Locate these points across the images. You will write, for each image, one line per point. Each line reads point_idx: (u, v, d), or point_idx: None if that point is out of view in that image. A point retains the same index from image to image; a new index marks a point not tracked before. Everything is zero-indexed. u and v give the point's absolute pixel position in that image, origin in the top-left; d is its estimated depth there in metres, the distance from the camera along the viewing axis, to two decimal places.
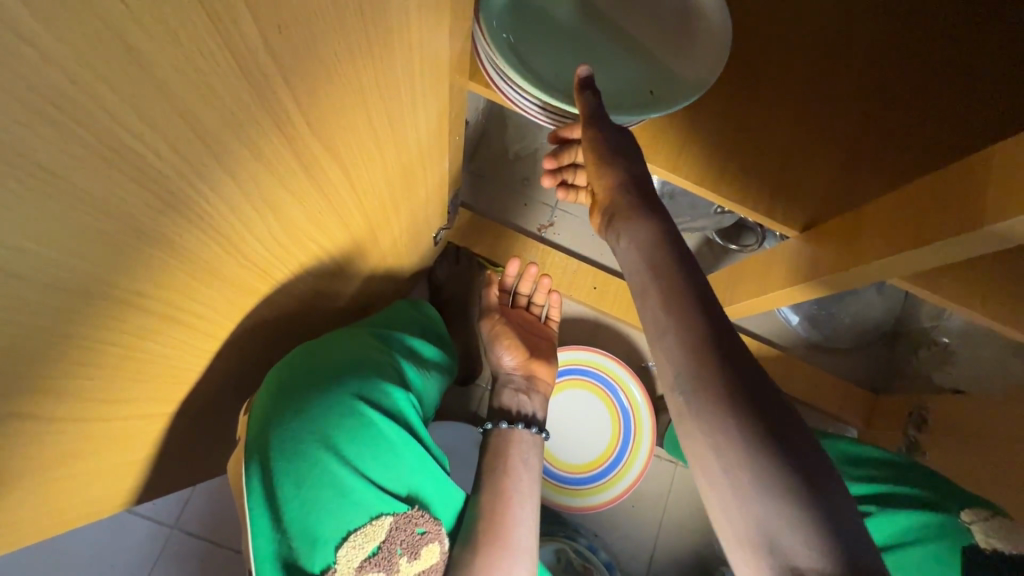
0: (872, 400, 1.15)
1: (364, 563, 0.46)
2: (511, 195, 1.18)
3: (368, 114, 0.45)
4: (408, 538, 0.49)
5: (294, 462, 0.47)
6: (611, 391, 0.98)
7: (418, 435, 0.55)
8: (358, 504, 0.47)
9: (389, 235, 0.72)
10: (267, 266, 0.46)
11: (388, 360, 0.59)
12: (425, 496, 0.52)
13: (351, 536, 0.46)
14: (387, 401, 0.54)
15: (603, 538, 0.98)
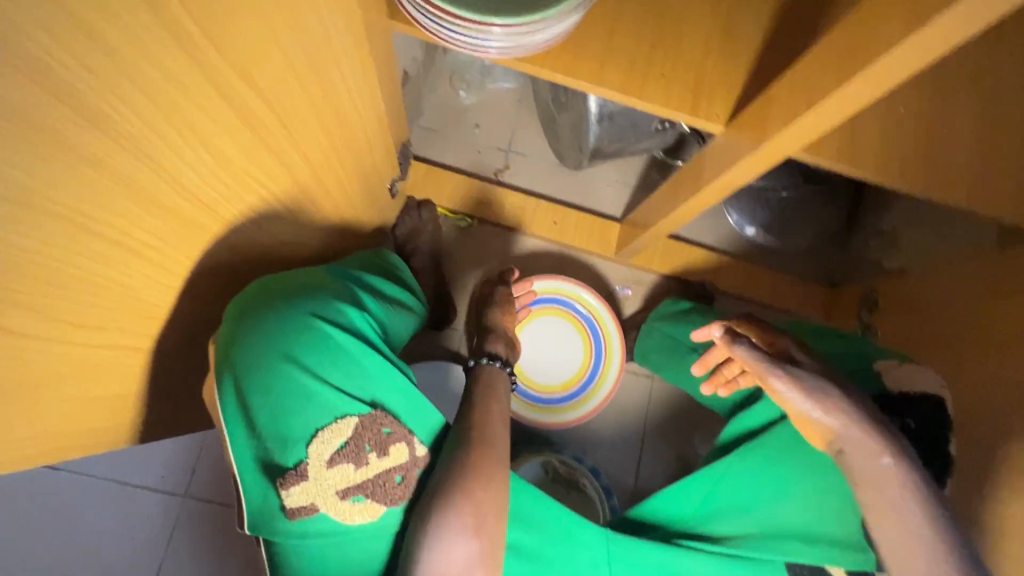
0: (831, 295, 1.21)
1: (334, 455, 0.54)
2: (463, 145, 1.21)
3: (284, 49, 0.48)
4: (376, 436, 0.55)
5: (258, 373, 0.54)
6: (580, 313, 1.03)
7: (380, 350, 0.60)
8: (322, 407, 0.54)
9: (339, 183, 0.76)
10: (215, 204, 0.50)
11: (346, 287, 0.63)
12: (389, 402, 0.57)
13: (319, 433, 0.53)
14: (345, 320, 0.59)
15: (590, 452, 1.05)
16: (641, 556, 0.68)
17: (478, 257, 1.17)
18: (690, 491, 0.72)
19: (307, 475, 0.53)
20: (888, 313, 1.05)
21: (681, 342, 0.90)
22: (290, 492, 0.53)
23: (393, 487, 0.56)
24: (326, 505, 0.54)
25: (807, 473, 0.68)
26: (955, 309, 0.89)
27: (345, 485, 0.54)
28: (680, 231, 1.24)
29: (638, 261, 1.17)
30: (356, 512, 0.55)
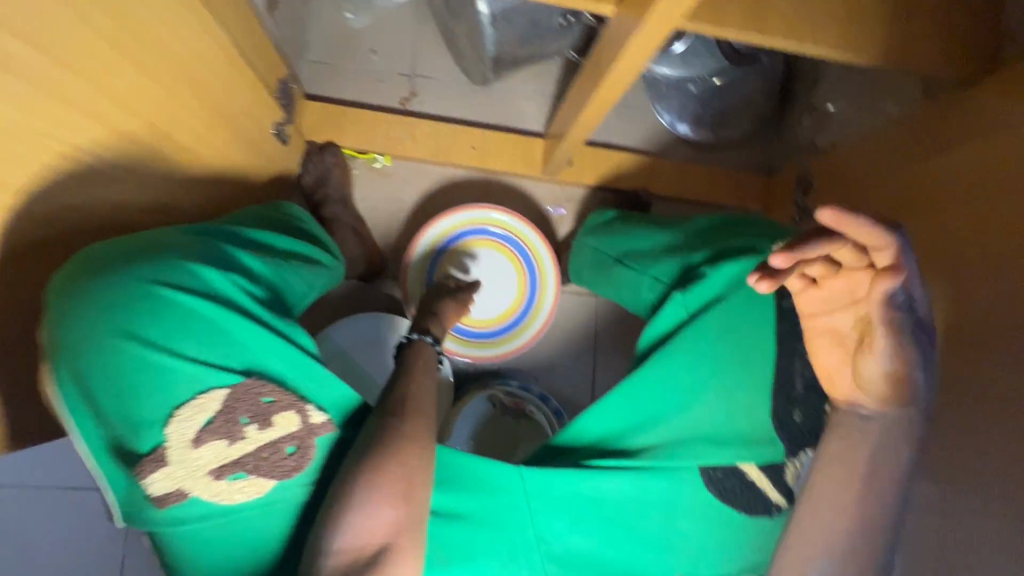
0: (768, 183, 1.17)
1: (201, 433, 0.50)
2: (360, 74, 1.09)
3: None
4: (254, 407, 0.51)
5: (96, 353, 0.49)
6: (511, 242, 0.98)
7: (247, 310, 0.54)
8: (174, 380, 0.49)
9: (192, 131, 0.67)
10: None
11: (205, 246, 0.57)
12: (265, 365, 0.52)
13: (179, 411, 0.49)
14: (199, 285, 0.53)
15: (542, 379, 1.03)
16: (554, 489, 0.57)
17: (397, 197, 1.09)
18: (608, 405, 0.61)
19: (168, 460, 0.49)
20: (823, 193, 1.02)
21: (607, 253, 0.78)
22: (152, 479, 0.49)
23: (283, 459, 0.52)
24: (197, 489, 0.50)
25: (717, 368, 0.60)
26: (886, 179, 0.86)
27: (218, 464, 0.50)
28: (609, 138, 1.17)
29: (566, 176, 1.11)
30: (236, 491, 0.51)
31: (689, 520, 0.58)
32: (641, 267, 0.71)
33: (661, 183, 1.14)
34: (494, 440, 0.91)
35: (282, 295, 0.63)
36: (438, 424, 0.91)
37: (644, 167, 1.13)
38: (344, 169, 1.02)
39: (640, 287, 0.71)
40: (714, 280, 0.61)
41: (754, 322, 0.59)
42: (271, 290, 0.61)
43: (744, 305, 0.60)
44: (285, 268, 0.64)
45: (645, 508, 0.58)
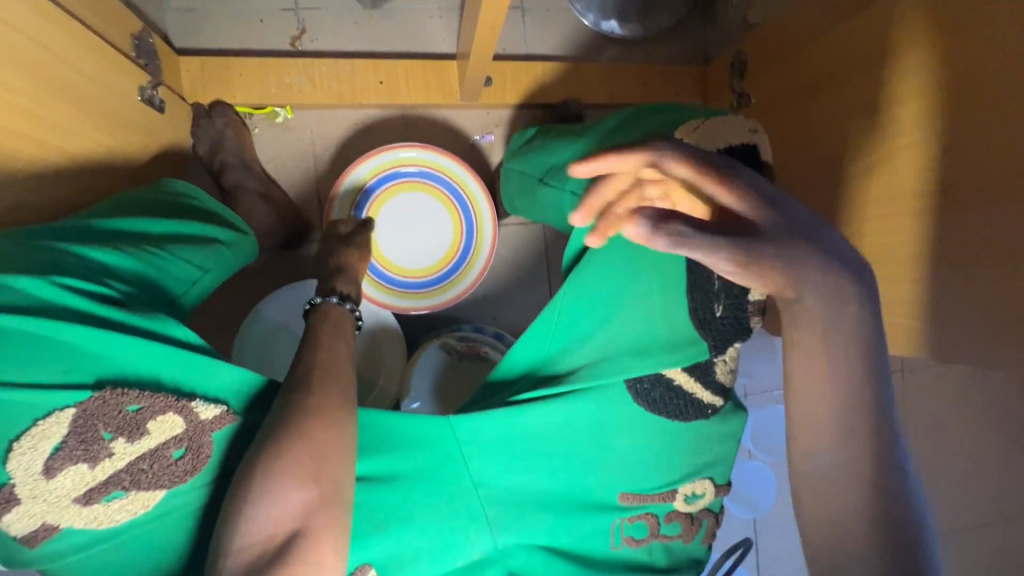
0: (704, 72, 1.10)
1: (50, 462, 0.45)
2: (237, 16, 0.96)
3: None
4: (117, 419, 0.47)
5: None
6: (433, 179, 0.90)
7: (93, 315, 0.48)
8: (9, 410, 0.44)
9: (27, 113, 0.57)
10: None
11: (22, 251, 0.49)
12: (130, 371, 0.48)
13: (17, 444, 0.44)
14: (20, 299, 0.46)
15: (498, 318, 1.00)
16: (486, 429, 0.58)
17: (308, 152, 1.00)
18: (532, 338, 0.59)
19: (20, 497, 0.45)
20: (758, 73, 0.95)
21: (531, 174, 0.70)
22: (9, 520, 0.45)
23: (171, 465, 0.49)
24: (68, 519, 0.47)
25: (634, 278, 0.57)
26: (819, 45, 0.80)
27: (85, 489, 0.47)
28: (530, 49, 1.07)
29: (489, 99, 1.01)
30: (117, 510, 0.48)
31: (623, 436, 0.60)
32: (560, 183, 0.65)
33: (593, 91, 1.05)
34: (456, 388, 0.89)
35: (154, 285, 0.57)
36: (396, 383, 0.88)
37: (572, 75, 1.04)
38: (239, 130, 0.92)
39: (564, 205, 0.65)
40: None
41: None
42: (136, 283, 0.55)
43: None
44: (151, 255, 0.57)
45: (579, 432, 0.60)
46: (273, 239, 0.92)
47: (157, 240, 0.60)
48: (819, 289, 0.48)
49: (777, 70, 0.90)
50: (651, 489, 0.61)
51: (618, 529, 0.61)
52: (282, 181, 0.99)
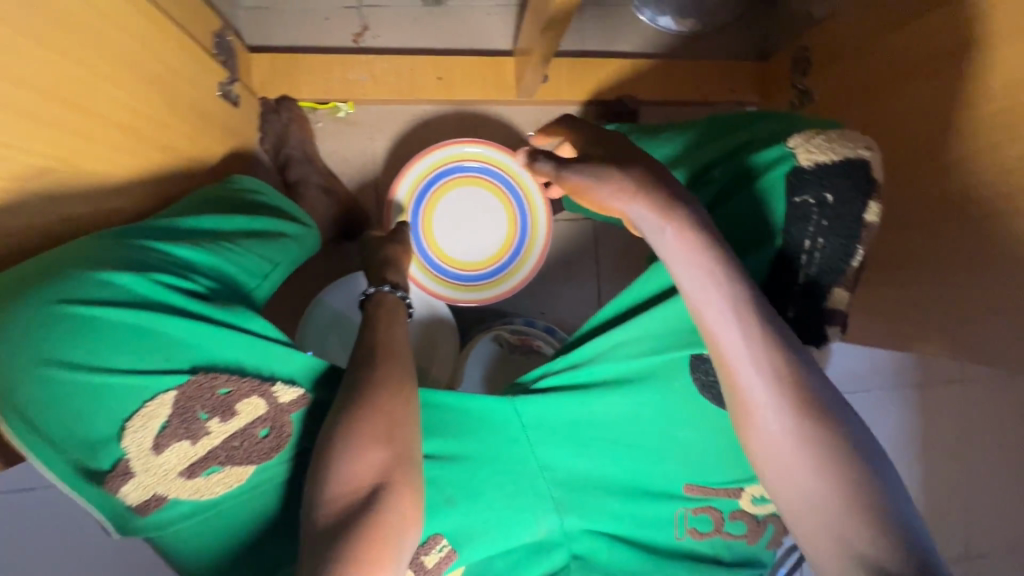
0: (763, 69, 1.08)
1: (158, 439, 0.49)
2: (303, 15, 1.00)
3: None
4: (212, 401, 0.51)
5: (28, 387, 0.46)
6: (491, 175, 0.92)
7: (184, 308, 0.52)
8: (119, 393, 0.48)
9: (129, 107, 0.61)
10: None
11: (120, 249, 0.53)
12: (217, 359, 0.51)
13: (129, 422, 0.48)
14: (118, 294, 0.49)
15: (548, 311, 1.01)
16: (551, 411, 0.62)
17: (367, 146, 1.03)
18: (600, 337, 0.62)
19: (134, 470, 0.49)
20: (823, 70, 0.93)
21: None
22: (125, 491, 0.49)
23: (259, 442, 0.53)
24: (173, 490, 0.50)
25: None
26: (892, 41, 0.77)
27: (188, 463, 0.50)
28: (583, 46, 1.07)
29: (544, 96, 1.02)
30: (215, 483, 0.52)
31: (690, 427, 0.60)
32: None
33: (648, 87, 1.04)
34: (506, 379, 0.90)
35: (234, 279, 0.61)
36: (449, 372, 0.91)
37: (628, 71, 1.03)
38: (304, 124, 0.95)
39: None
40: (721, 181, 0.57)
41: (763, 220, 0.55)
42: (219, 277, 0.59)
43: (750, 203, 0.55)
44: (231, 250, 0.61)
45: (645, 424, 0.61)
46: (333, 231, 0.95)
47: (232, 235, 0.64)
48: (690, 276, 0.50)
49: (844, 67, 0.87)
50: (719, 483, 0.60)
51: (682, 518, 0.62)
52: (342, 175, 1.02)
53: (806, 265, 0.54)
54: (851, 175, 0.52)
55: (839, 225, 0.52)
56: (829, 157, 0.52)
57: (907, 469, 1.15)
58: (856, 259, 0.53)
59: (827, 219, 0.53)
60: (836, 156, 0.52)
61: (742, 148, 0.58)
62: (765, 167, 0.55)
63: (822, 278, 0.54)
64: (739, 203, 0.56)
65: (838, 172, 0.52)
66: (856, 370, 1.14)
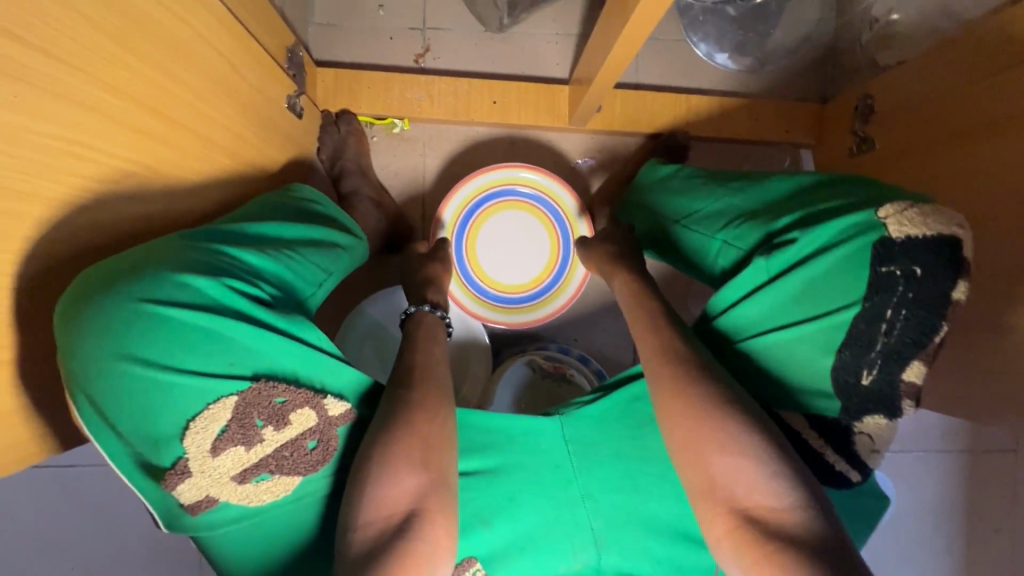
0: (821, 112, 1.06)
1: (217, 442, 0.50)
2: (369, 32, 1.03)
3: None
4: (268, 409, 0.52)
5: (101, 382, 0.48)
6: (538, 201, 0.93)
7: (252, 315, 0.54)
8: (185, 394, 0.49)
9: (208, 117, 0.65)
10: (22, 187, 0.43)
11: (198, 253, 0.56)
12: (276, 368, 0.53)
13: (193, 424, 0.50)
14: (194, 296, 0.52)
15: (582, 340, 1.01)
16: (599, 433, 0.65)
17: (418, 162, 1.05)
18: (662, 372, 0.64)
19: (191, 471, 0.50)
20: (885, 119, 0.91)
21: (667, 217, 0.75)
22: (181, 489, 0.50)
23: (306, 454, 0.54)
24: (225, 494, 0.52)
25: (778, 325, 0.58)
26: (963, 96, 0.75)
27: (240, 469, 0.52)
28: (639, 79, 1.08)
29: (596, 125, 1.03)
30: (263, 491, 0.53)
31: None
32: (707, 231, 0.69)
33: (701, 124, 1.04)
34: (536, 405, 0.90)
35: (292, 287, 0.63)
36: (480, 393, 0.91)
37: (683, 106, 1.03)
38: (360, 138, 0.98)
39: (711, 252, 0.68)
40: (803, 243, 0.57)
41: (844, 285, 0.55)
42: (280, 285, 0.62)
43: (833, 267, 0.55)
44: (293, 259, 0.64)
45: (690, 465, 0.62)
46: (379, 243, 0.97)
47: (293, 244, 0.67)
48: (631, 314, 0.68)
49: (908, 119, 0.85)
50: None
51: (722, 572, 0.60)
52: (392, 189, 1.05)
53: (886, 335, 0.53)
54: (941, 251, 0.50)
55: (925, 298, 0.52)
56: (919, 232, 0.51)
57: (947, 539, 1.09)
58: (939, 335, 0.52)
59: (913, 292, 0.52)
60: (926, 232, 0.51)
61: (825, 212, 0.58)
62: (848, 234, 0.55)
63: (904, 350, 0.52)
64: (820, 265, 0.56)
65: (929, 248, 0.51)
66: (901, 429, 1.09)
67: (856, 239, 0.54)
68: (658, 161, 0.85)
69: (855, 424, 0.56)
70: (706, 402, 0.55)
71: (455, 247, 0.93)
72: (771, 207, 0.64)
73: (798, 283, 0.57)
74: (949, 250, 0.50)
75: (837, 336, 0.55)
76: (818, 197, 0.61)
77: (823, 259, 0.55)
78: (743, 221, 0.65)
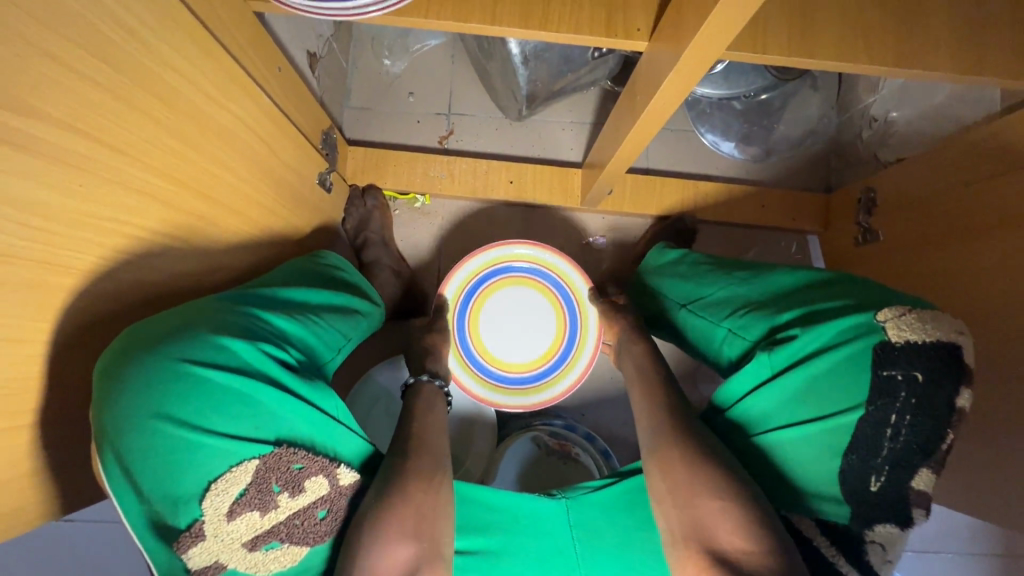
0: (826, 201, 1.10)
1: (234, 505, 0.51)
2: (398, 116, 1.12)
3: (90, 80, 0.45)
4: (285, 475, 0.53)
5: (130, 438, 0.49)
6: (542, 278, 0.93)
7: (278, 379, 0.56)
8: (210, 455, 0.50)
9: (245, 194, 0.70)
10: (80, 263, 0.47)
11: (233, 316, 0.59)
12: (296, 434, 0.55)
13: (213, 485, 0.50)
14: (226, 358, 0.54)
15: (591, 415, 1.01)
16: (604, 519, 0.65)
17: (437, 235, 1.10)
18: None
19: (205, 534, 0.50)
20: (889, 212, 0.93)
21: (673, 300, 0.77)
22: (192, 553, 0.50)
23: (316, 523, 0.55)
24: (234, 560, 0.52)
25: (786, 418, 0.58)
26: (962, 194, 0.78)
27: (252, 535, 0.52)
28: (649, 164, 1.14)
29: (607, 206, 1.07)
30: (271, 560, 0.53)
31: None
32: (713, 318, 0.70)
33: (710, 208, 1.08)
34: (540, 483, 0.89)
35: (314, 352, 0.66)
36: (484, 466, 0.91)
37: (691, 191, 1.08)
38: (384, 209, 1.04)
39: (717, 340, 0.70)
40: (806, 340, 0.58)
41: (853, 381, 0.55)
42: (303, 350, 0.65)
43: (837, 366, 0.56)
44: (316, 325, 0.67)
45: None
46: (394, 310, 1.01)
47: (317, 309, 0.70)
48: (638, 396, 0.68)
49: (909, 212, 0.88)
50: None
51: None
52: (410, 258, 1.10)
53: (892, 440, 0.53)
54: (940, 358, 0.53)
55: (928, 405, 0.53)
56: (924, 337, 0.53)
57: None
58: (945, 442, 0.53)
59: (915, 398, 0.53)
60: (929, 338, 0.53)
61: (827, 310, 0.60)
62: (850, 336, 0.56)
63: (912, 457, 0.53)
64: (823, 364, 0.57)
65: (930, 354, 0.53)
66: (927, 530, 1.02)
67: (857, 340, 0.56)
68: (665, 244, 0.87)
69: (867, 532, 0.55)
70: (714, 487, 0.54)
71: (461, 328, 0.92)
72: (775, 298, 0.66)
73: (802, 380, 0.58)
74: (950, 356, 0.53)
75: (844, 438, 0.55)
76: (820, 293, 0.63)
77: (827, 357, 0.56)
78: (750, 310, 0.67)
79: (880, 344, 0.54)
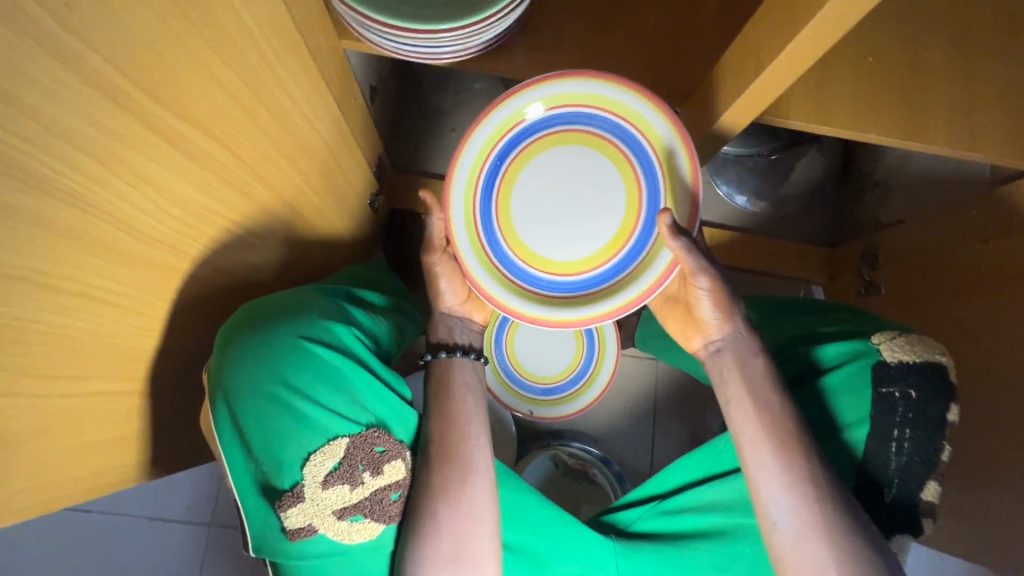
0: (830, 254, 1.18)
1: (329, 476, 0.54)
2: (439, 148, 1.21)
3: (231, 98, 0.52)
4: (368, 456, 0.56)
5: (248, 400, 0.54)
6: (593, 126, 0.64)
7: (366, 362, 0.62)
8: (314, 426, 0.55)
9: (313, 205, 0.77)
10: (191, 253, 0.53)
11: (335, 305, 0.65)
12: (380, 417, 0.59)
13: (312, 456, 0.54)
14: (331, 338, 0.60)
15: (605, 439, 1.05)
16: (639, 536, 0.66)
17: None
18: (684, 466, 0.69)
19: (304, 497, 0.54)
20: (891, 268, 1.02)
21: None
22: (289, 513, 0.54)
23: (389, 504, 0.58)
24: (324, 526, 0.55)
25: None
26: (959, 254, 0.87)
27: (342, 505, 0.55)
28: None
29: None
30: (354, 531, 0.56)
31: None
32: None
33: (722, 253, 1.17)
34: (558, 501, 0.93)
35: (386, 344, 0.71)
36: None
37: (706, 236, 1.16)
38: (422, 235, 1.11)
39: None
40: (810, 357, 0.67)
41: (857, 398, 0.62)
42: (379, 342, 0.70)
43: (840, 384, 0.63)
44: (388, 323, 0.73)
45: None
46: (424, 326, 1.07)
47: (386, 310, 0.76)
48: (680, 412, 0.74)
49: (907, 268, 0.97)
50: None
51: None
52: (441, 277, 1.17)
53: (896, 454, 0.59)
54: (932, 375, 0.60)
55: (924, 419, 0.60)
56: (912, 356, 0.60)
57: None
58: (943, 453, 0.59)
59: (913, 412, 0.60)
60: (916, 357, 0.60)
61: (827, 334, 0.68)
62: (847, 357, 0.64)
63: (916, 469, 0.59)
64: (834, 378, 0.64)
65: (922, 372, 0.60)
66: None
67: (856, 360, 0.63)
68: None
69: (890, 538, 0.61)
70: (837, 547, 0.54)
71: (484, 222, 0.67)
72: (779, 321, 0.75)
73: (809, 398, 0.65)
74: (938, 373, 0.60)
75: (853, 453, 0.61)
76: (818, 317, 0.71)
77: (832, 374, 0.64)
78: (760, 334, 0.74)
79: (878, 363, 0.61)
